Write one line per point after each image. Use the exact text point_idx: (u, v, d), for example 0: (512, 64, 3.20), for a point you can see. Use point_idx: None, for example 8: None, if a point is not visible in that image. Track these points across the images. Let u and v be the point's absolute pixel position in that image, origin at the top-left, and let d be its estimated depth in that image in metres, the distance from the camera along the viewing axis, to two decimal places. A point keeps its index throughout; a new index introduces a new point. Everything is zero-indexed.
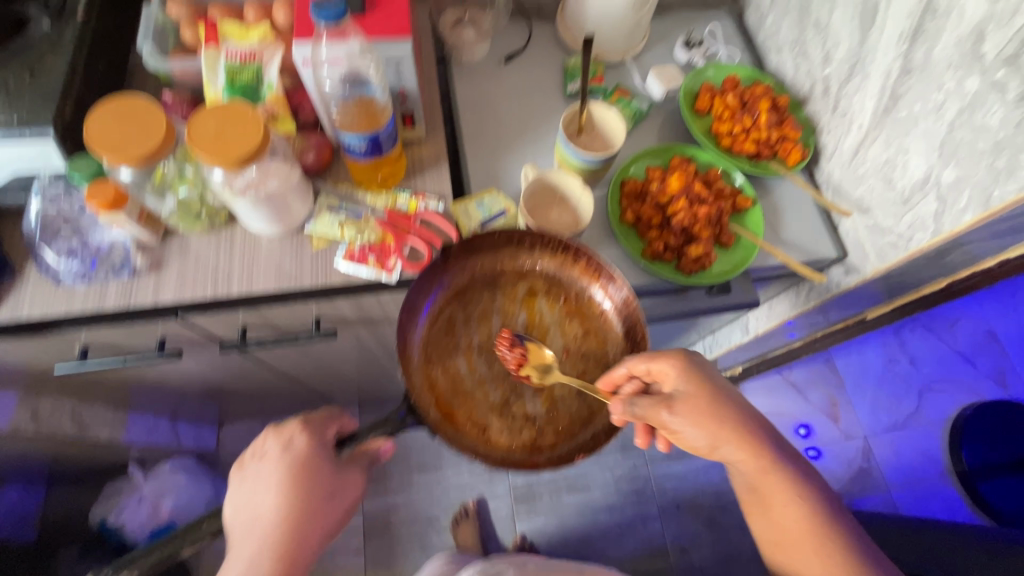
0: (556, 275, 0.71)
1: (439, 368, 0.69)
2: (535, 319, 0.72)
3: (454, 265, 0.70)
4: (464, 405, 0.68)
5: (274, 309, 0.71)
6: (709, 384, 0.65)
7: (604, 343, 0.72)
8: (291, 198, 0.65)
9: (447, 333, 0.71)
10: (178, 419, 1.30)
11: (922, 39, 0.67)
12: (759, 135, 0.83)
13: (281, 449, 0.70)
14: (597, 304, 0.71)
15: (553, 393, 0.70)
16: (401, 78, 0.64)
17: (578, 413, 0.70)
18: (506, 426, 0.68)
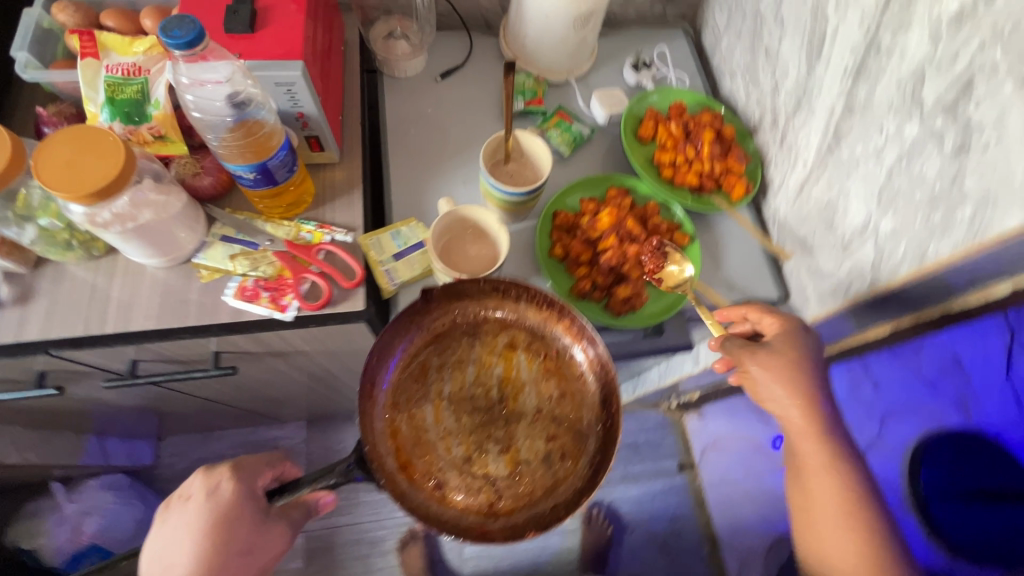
0: (540, 329, 0.67)
1: (403, 415, 0.64)
2: (511, 374, 0.67)
3: (436, 308, 0.65)
4: (422, 459, 0.63)
5: (161, 346, 0.65)
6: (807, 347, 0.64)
7: (580, 408, 0.66)
8: (173, 228, 0.60)
9: (417, 380, 0.65)
10: (105, 436, 1.23)
11: (865, 77, 0.63)
12: (702, 168, 0.78)
13: (205, 496, 0.65)
14: (578, 365, 0.66)
15: (518, 454, 0.65)
16: (297, 102, 0.59)
17: (541, 479, 0.63)
18: (465, 487, 0.62)
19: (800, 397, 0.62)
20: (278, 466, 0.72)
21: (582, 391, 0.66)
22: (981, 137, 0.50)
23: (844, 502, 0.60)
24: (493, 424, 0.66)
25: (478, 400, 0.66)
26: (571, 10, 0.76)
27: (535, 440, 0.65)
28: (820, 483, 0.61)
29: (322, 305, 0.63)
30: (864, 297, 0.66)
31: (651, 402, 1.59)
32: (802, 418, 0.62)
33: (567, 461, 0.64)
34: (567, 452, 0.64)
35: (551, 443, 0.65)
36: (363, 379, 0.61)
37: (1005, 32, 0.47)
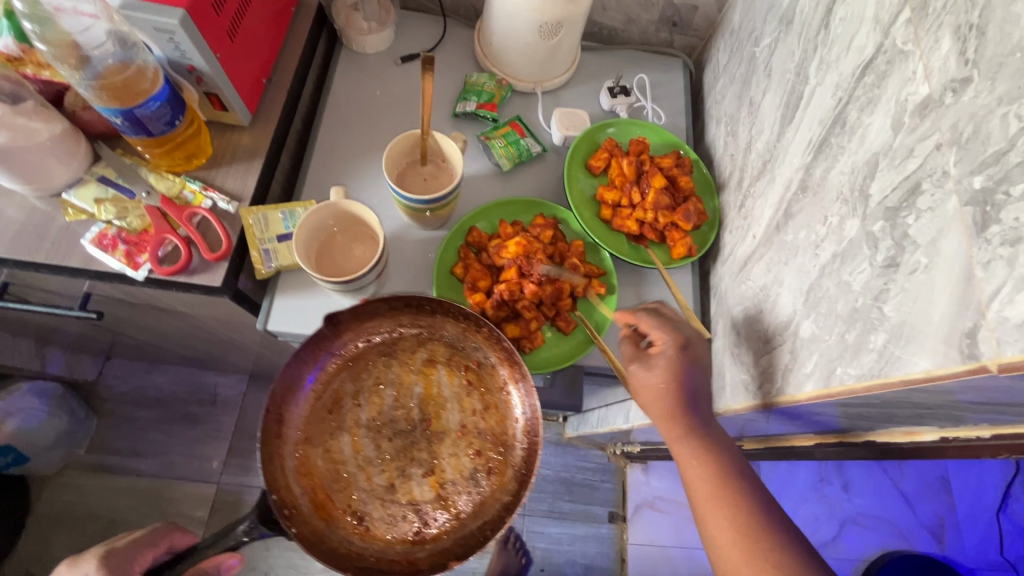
0: (457, 341, 0.61)
1: (318, 450, 0.58)
2: (431, 392, 0.62)
3: (348, 331, 0.59)
4: (341, 494, 0.57)
5: (18, 273, 0.63)
6: (690, 359, 0.59)
7: (505, 421, 0.60)
8: (39, 158, 0.57)
9: (331, 410, 0.59)
10: (45, 345, 1.23)
11: (824, 155, 0.54)
12: (642, 216, 0.71)
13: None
14: (499, 375, 0.61)
15: (443, 475, 0.59)
16: (185, 54, 0.55)
17: (467, 500, 0.58)
18: (388, 516, 0.57)
19: (672, 383, 0.57)
20: (162, 543, 0.70)
21: (507, 404, 0.60)
22: (912, 256, 0.41)
23: (715, 487, 0.52)
24: (415, 447, 0.60)
25: (398, 424, 0.60)
26: (536, 16, 0.69)
27: (460, 456, 0.59)
28: (689, 466, 0.54)
29: (175, 271, 0.59)
30: (770, 404, 0.57)
31: (595, 443, 1.50)
32: (667, 401, 0.56)
33: (493, 476, 0.58)
34: (494, 466, 0.59)
35: (476, 459, 0.59)
36: (268, 421, 0.55)
37: (963, 136, 0.38)
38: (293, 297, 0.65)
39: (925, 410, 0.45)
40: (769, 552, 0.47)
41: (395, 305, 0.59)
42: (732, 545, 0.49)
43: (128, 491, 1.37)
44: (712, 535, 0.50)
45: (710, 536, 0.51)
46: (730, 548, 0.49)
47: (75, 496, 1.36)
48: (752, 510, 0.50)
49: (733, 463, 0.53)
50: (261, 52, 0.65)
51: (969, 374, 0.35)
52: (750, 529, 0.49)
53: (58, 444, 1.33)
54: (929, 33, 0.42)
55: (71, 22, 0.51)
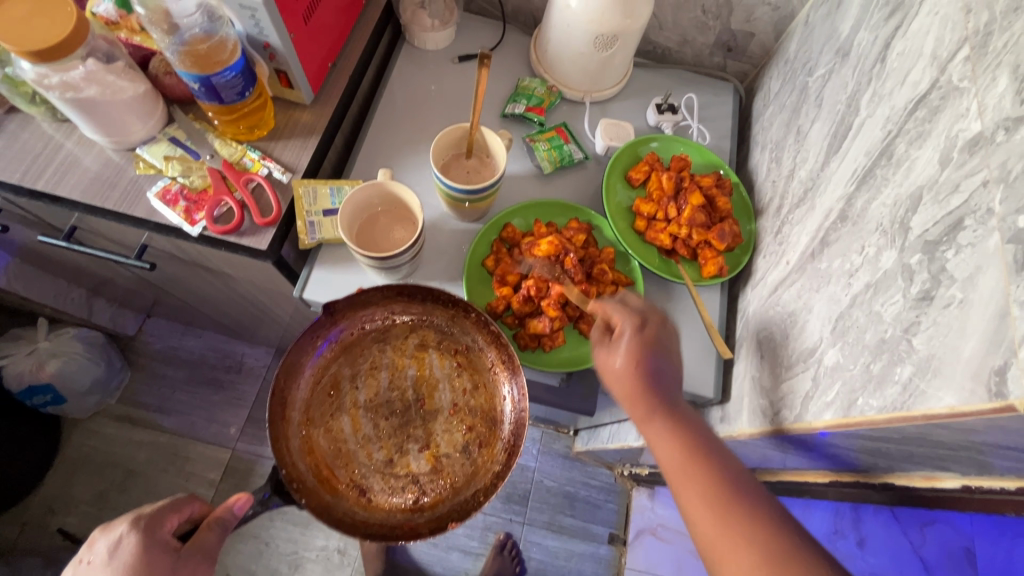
0: (447, 326, 0.64)
1: (320, 431, 0.60)
2: (424, 374, 0.65)
3: (345, 317, 0.61)
4: (343, 470, 0.59)
5: (87, 219, 0.68)
6: (653, 344, 0.59)
7: (494, 399, 0.63)
8: (122, 114, 0.62)
9: (331, 393, 0.62)
10: (95, 294, 1.30)
11: (868, 185, 0.54)
12: (676, 231, 0.71)
13: (106, 558, 0.60)
14: (487, 357, 0.64)
15: (437, 449, 0.62)
16: (262, 31, 0.59)
17: (461, 470, 0.61)
18: (388, 487, 0.60)
19: (634, 366, 0.58)
20: (187, 507, 0.66)
21: (496, 383, 0.63)
22: (946, 291, 0.40)
23: (683, 464, 0.53)
24: (411, 424, 0.63)
25: (395, 404, 0.64)
26: (592, 26, 0.71)
27: (453, 431, 0.63)
28: (657, 444, 0.55)
29: (228, 231, 0.62)
30: (786, 430, 0.56)
31: (603, 461, 1.48)
32: (629, 381, 0.58)
33: (484, 448, 0.61)
34: (483, 439, 0.62)
35: (468, 434, 0.63)
36: (274, 400, 0.56)
37: (1011, 174, 0.37)
38: (330, 270, 0.68)
39: (950, 453, 0.44)
40: (747, 528, 0.47)
41: (389, 294, 0.61)
42: (707, 520, 0.49)
43: (149, 445, 1.43)
44: (688, 511, 0.51)
45: (687, 513, 0.51)
46: (707, 524, 0.49)
47: (101, 443, 1.42)
48: (724, 484, 0.50)
49: (707, 442, 0.54)
50: (330, 38, 0.70)
51: (994, 412, 0.34)
52: (720, 502, 0.49)
53: (95, 391, 1.40)
54: (987, 72, 0.42)
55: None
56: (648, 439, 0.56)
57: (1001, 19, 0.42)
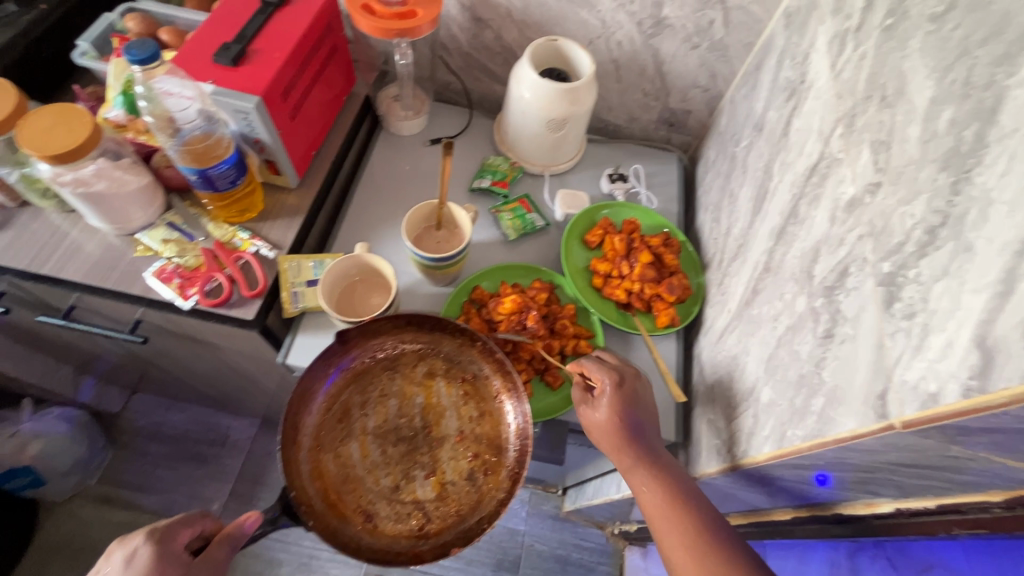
0: (454, 355, 0.69)
1: (329, 456, 0.64)
2: (432, 402, 0.68)
3: (356, 347, 0.66)
4: (351, 495, 0.63)
5: (85, 298, 0.74)
6: (631, 397, 0.65)
7: (499, 426, 0.66)
8: (127, 204, 0.69)
9: (341, 420, 0.65)
10: (82, 372, 1.33)
11: (783, 240, 0.61)
12: (630, 286, 0.78)
13: (122, 569, 0.60)
14: (493, 385, 0.68)
15: (443, 476, 0.65)
16: (253, 129, 0.68)
17: (466, 497, 0.64)
18: (394, 513, 0.63)
19: (615, 419, 0.63)
20: (199, 523, 0.68)
21: (501, 412, 0.67)
22: (842, 328, 0.47)
23: (663, 506, 0.57)
24: (417, 451, 0.66)
25: (402, 431, 0.67)
26: (544, 112, 0.82)
27: (459, 459, 0.66)
28: (642, 490, 0.59)
29: (218, 303, 0.68)
30: (738, 466, 0.60)
31: (592, 520, 1.47)
32: (612, 433, 0.63)
33: (489, 475, 0.65)
34: (488, 466, 0.65)
35: (473, 461, 0.66)
36: (286, 425, 0.61)
37: (876, 229, 0.45)
38: (312, 336, 0.73)
39: (870, 476, 0.48)
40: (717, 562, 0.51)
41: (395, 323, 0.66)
42: (683, 559, 0.52)
43: (128, 526, 1.40)
44: (667, 552, 0.54)
45: (665, 553, 0.54)
46: (681, 557, 0.53)
47: (78, 526, 1.39)
48: (701, 526, 0.54)
49: (682, 485, 0.59)
50: (314, 130, 0.79)
51: (882, 431, 0.39)
52: (696, 542, 0.53)
53: (74, 471, 1.38)
54: (855, 145, 0.51)
55: (172, 103, 0.64)
56: (633, 485, 0.60)
57: (859, 104, 0.52)
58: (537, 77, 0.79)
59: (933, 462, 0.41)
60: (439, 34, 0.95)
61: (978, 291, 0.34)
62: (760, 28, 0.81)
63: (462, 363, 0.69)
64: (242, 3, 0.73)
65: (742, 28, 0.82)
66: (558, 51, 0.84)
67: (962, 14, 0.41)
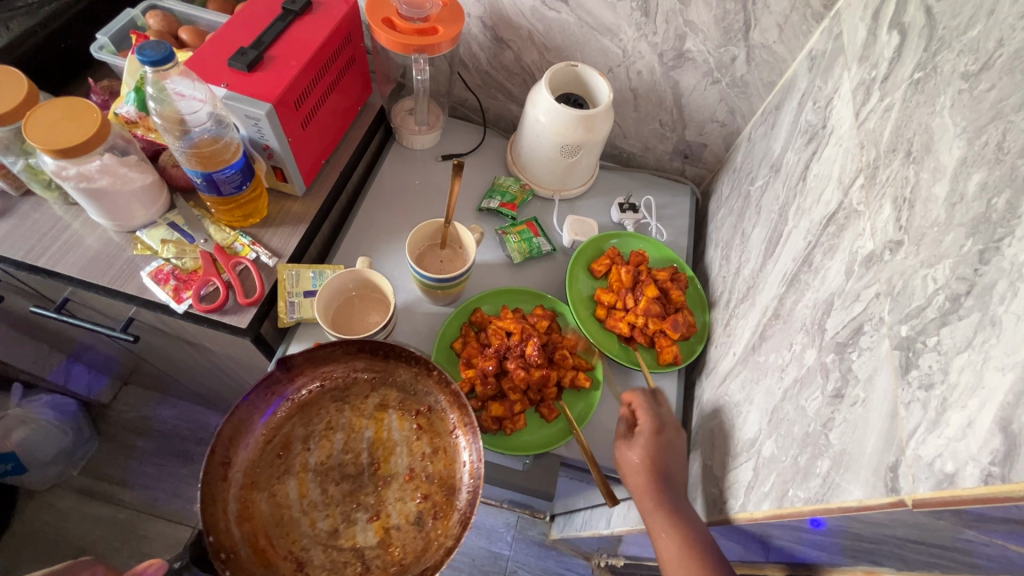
0: (409, 385, 0.68)
1: (263, 494, 0.61)
2: (382, 436, 0.67)
3: (303, 374, 0.66)
4: (282, 540, 0.59)
5: (79, 293, 0.72)
6: (666, 444, 0.64)
7: (452, 463, 0.65)
8: (130, 201, 0.68)
9: (280, 454, 0.64)
10: (74, 360, 1.31)
11: (795, 288, 0.60)
12: (634, 319, 0.76)
13: None
14: (447, 419, 0.66)
15: (387, 520, 0.62)
16: (263, 135, 0.67)
17: (411, 544, 0.60)
18: (329, 563, 0.59)
19: (649, 461, 0.62)
20: None
21: (454, 448, 0.65)
22: (853, 390, 0.45)
23: (679, 555, 0.54)
24: (362, 490, 0.64)
25: (346, 468, 0.65)
26: (558, 137, 0.81)
27: (407, 500, 0.63)
28: (659, 536, 0.57)
29: (211, 309, 0.67)
30: (732, 520, 0.57)
31: (579, 552, 1.43)
32: (642, 473, 0.61)
33: (439, 519, 0.62)
34: (438, 510, 0.62)
35: (422, 503, 0.63)
36: (214, 460, 0.59)
37: (895, 289, 0.43)
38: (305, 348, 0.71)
39: (870, 547, 0.45)
40: None
41: (341, 351, 0.65)
42: None
43: (106, 521, 1.38)
44: None
45: None
46: None
47: (55, 517, 1.37)
48: None
49: (701, 535, 0.56)
50: (325, 139, 0.78)
51: (891, 507, 0.37)
52: None
53: (57, 461, 1.36)
54: (876, 199, 0.50)
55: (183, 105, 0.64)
56: (652, 529, 0.58)
57: (884, 157, 0.50)
58: (554, 102, 0.78)
59: (940, 542, 0.38)
60: (459, 51, 0.95)
61: (1004, 370, 0.32)
62: (783, 68, 0.80)
63: (416, 394, 0.68)
64: (265, 7, 0.73)
65: (764, 67, 0.81)
66: (576, 77, 0.84)
67: (998, 75, 0.39)
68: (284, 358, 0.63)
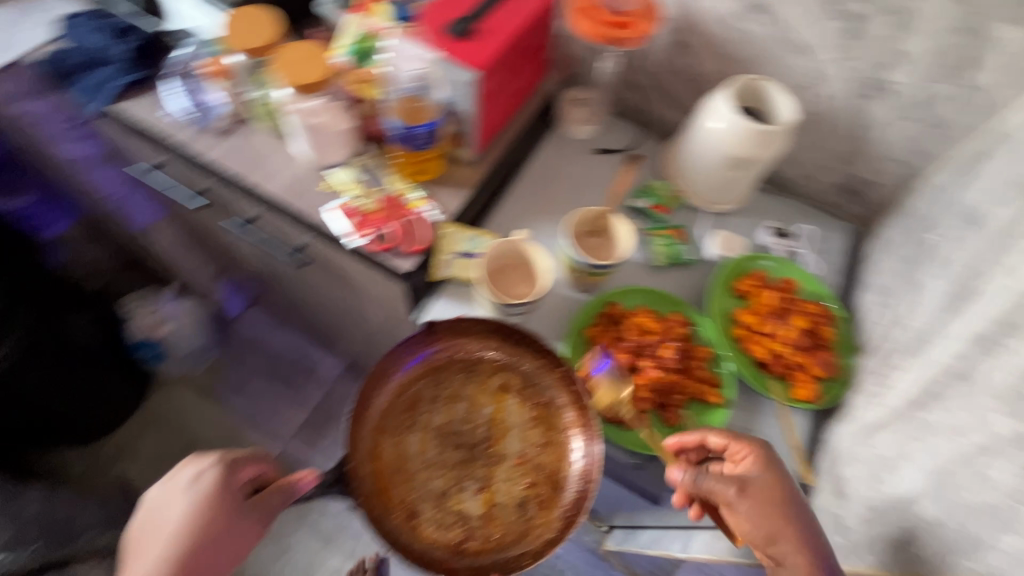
0: (533, 376, 0.71)
1: (390, 441, 0.70)
2: (499, 416, 0.72)
3: (440, 341, 0.71)
4: (401, 486, 0.69)
5: (270, 214, 0.82)
6: (777, 482, 0.62)
7: (561, 460, 0.69)
8: (333, 140, 0.76)
9: (408, 409, 0.71)
10: (221, 275, 1.47)
11: (984, 352, 0.52)
12: (775, 346, 0.74)
13: (189, 483, 0.70)
14: (565, 418, 0.70)
15: (493, 496, 0.69)
16: (459, 99, 0.73)
17: (511, 523, 0.68)
18: (437, 519, 0.68)
19: (757, 504, 0.61)
20: (262, 465, 0.75)
21: (566, 446, 0.69)
22: None
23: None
24: (473, 462, 0.71)
25: (462, 437, 0.72)
26: (730, 149, 0.80)
27: (513, 484, 0.70)
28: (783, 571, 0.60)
29: (380, 250, 0.73)
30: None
31: (632, 569, 1.41)
32: (755, 517, 0.61)
33: (541, 509, 0.68)
34: (541, 500, 0.68)
35: (527, 489, 0.69)
36: (357, 403, 0.68)
37: None
38: (451, 303, 0.76)
39: None
40: None
41: (477, 328, 0.70)
42: None
43: (216, 422, 1.55)
44: None
45: None
46: None
47: (178, 407, 1.56)
48: None
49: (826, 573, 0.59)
50: (501, 113, 0.82)
51: None
52: None
53: None
54: None
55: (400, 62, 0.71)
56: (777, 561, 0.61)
57: None
58: (735, 112, 0.76)
59: None
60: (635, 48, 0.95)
61: None
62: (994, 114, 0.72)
63: (539, 385, 0.72)
64: None
65: (975, 109, 0.74)
66: (756, 93, 0.82)
67: None
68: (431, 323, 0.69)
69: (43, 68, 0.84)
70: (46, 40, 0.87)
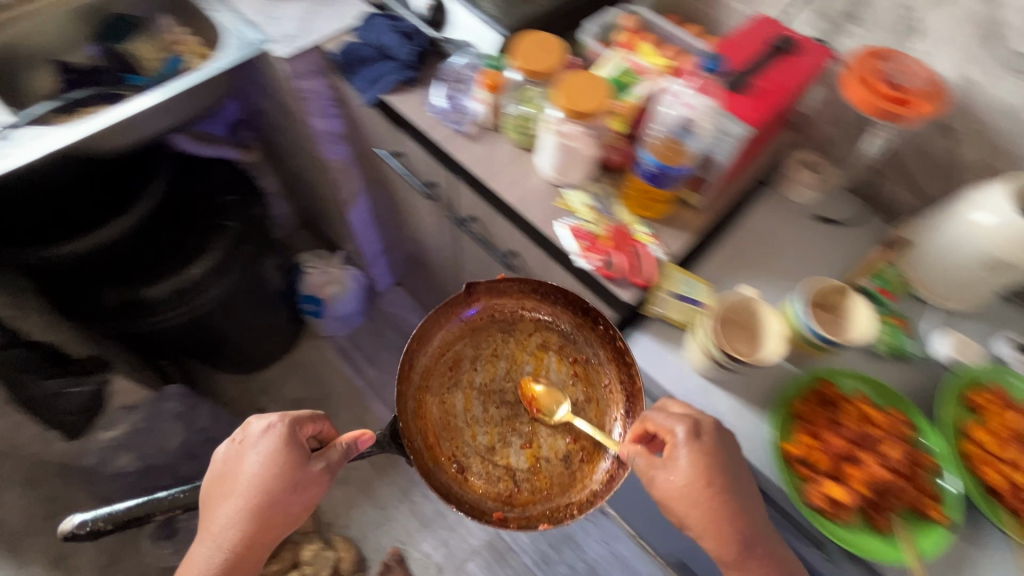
0: (571, 335, 0.82)
1: (437, 400, 0.80)
2: (540, 371, 0.82)
3: (482, 299, 0.82)
4: (451, 442, 0.78)
5: (497, 218, 0.87)
6: (717, 460, 0.65)
7: (601, 414, 0.79)
8: (580, 163, 0.79)
9: (451, 367, 0.82)
10: (387, 253, 1.59)
11: None
12: (1016, 476, 0.66)
13: (258, 436, 0.73)
14: (601, 374, 0.80)
15: (538, 452, 0.79)
16: (717, 151, 0.72)
17: (556, 475, 0.77)
18: (485, 472, 0.77)
19: (693, 482, 0.64)
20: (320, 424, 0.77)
21: (605, 400, 0.80)
22: None
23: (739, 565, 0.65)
24: (516, 419, 0.80)
25: (505, 396, 0.81)
26: (994, 248, 0.72)
27: (556, 439, 0.79)
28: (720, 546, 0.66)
29: (606, 277, 0.76)
30: None
31: None
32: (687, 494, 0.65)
33: (584, 462, 0.77)
34: (584, 454, 0.78)
35: (570, 444, 0.79)
36: (404, 363, 0.77)
37: None
38: (656, 340, 0.78)
39: None
40: None
41: (525, 289, 0.80)
42: None
43: (349, 383, 1.67)
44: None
45: None
46: None
47: (321, 361, 1.70)
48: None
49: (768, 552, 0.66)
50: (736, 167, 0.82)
51: None
52: None
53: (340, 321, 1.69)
54: None
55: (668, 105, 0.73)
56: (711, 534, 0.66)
57: None
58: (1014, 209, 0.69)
59: None
60: None
61: None
62: None
63: (576, 344, 0.82)
64: (750, 38, 0.78)
65: None
66: None
67: None
68: (470, 285, 0.79)
69: (336, 56, 0.97)
70: (339, 32, 1.00)
